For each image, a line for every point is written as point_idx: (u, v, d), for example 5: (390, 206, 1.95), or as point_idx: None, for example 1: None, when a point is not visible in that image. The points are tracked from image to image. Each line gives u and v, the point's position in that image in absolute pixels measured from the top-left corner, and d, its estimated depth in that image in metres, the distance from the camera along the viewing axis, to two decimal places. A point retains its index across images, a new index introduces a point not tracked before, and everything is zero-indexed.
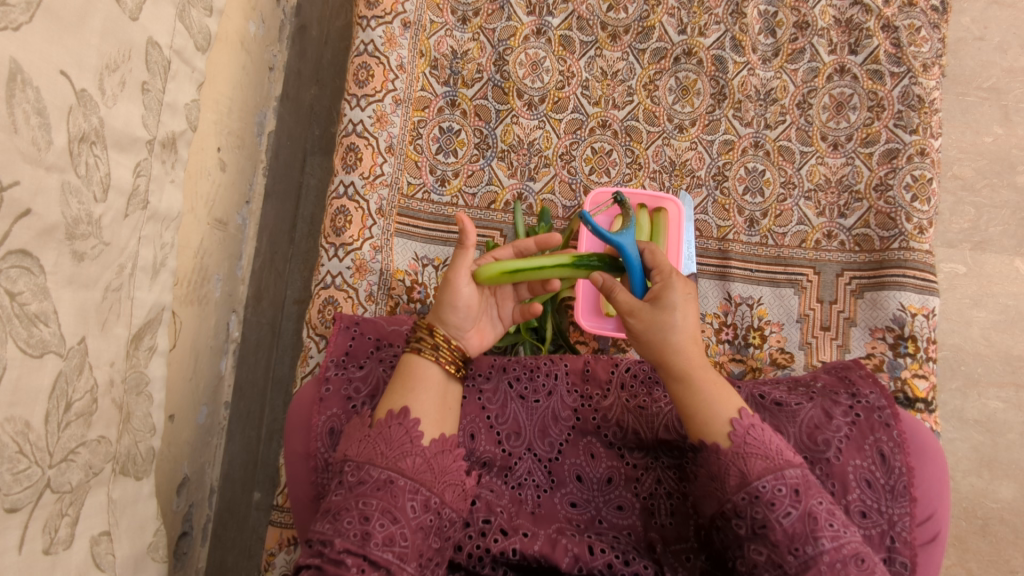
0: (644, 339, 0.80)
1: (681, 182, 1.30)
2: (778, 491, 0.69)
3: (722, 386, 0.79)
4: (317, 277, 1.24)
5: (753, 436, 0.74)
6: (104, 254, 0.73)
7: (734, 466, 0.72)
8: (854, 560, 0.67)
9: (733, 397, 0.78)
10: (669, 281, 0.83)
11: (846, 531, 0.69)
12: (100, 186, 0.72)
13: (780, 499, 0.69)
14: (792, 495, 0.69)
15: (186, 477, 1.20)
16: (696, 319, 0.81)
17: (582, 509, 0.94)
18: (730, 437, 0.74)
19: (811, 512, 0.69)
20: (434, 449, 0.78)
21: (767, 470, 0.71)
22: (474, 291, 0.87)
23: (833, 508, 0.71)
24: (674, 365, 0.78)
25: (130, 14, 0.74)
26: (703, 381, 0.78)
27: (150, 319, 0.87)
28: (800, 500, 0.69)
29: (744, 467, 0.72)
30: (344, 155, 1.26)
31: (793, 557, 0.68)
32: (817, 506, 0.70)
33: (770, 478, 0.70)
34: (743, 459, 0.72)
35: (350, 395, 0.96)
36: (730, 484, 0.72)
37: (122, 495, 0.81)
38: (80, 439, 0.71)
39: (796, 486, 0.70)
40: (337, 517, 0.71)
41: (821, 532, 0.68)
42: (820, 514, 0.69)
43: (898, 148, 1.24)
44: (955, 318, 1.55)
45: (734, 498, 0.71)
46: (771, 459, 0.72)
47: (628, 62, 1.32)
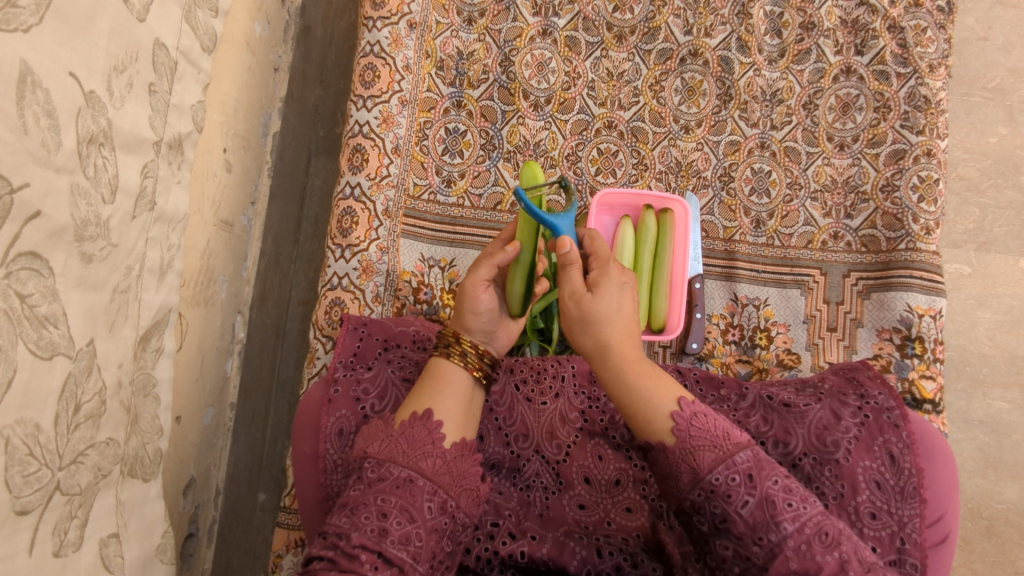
0: (578, 330, 0.75)
1: (687, 183, 1.30)
2: (732, 482, 0.67)
3: (659, 376, 0.75)
4: (323, 278, 1.24)
5: (697, 427, 0.71)
6: (112, 255, 0.73)
7: (684, 463, 0.69)
8: (819, 535, 0.65)
9: (671, 386, 0.74)
10: (604, 269, 0.78)
11: (806, 506, 0.66)
12: (108, 187, 0.72)
13: (735, 489, 0.67)
14: (746, 482, 0.67)
15: (192, 478, 1.20)
16: (628, 305, 0.75)
17: (591, 510, 0.93)
18: (674, 429, 0.71)
19: (768, 496, 0.66)
20: (454, 452, 0.79)
21: (718, 461, 0.68)
22: (492, 297, 0.90)
23: (790, 483, 0.68)
24: (608, 359, 0.74)
25: (138, 14, 0.74)
26: (639, 375, 0.73)
27: (157, 321, 0.87)
28: (756, 487, 0.67)
29: (694, 463, 0.69)
30: (351, 156, 1.26)
31: (759, 547, 0.65)
32: (773, 487, 0.67)
33: (722, 469, 0.68)
34: (691, 455, 0.69)
35: (359, 396, 0.95)
36: (685, 482, 0.69)
37: (130, 497, 0.81)
38: (89, 441, 0.71)
39: (748, 471, 0.67)
40: (355, 511, 0.71)
41: (781, 515, 0.65)
42: (777, 495, 0.66)
43: (904, 148, 1.24)
44: (960, 318, 1.54)
45: (692, 495, 0.69)
46: (720, 448, 0.69)
47: (634, 63, 1.31)
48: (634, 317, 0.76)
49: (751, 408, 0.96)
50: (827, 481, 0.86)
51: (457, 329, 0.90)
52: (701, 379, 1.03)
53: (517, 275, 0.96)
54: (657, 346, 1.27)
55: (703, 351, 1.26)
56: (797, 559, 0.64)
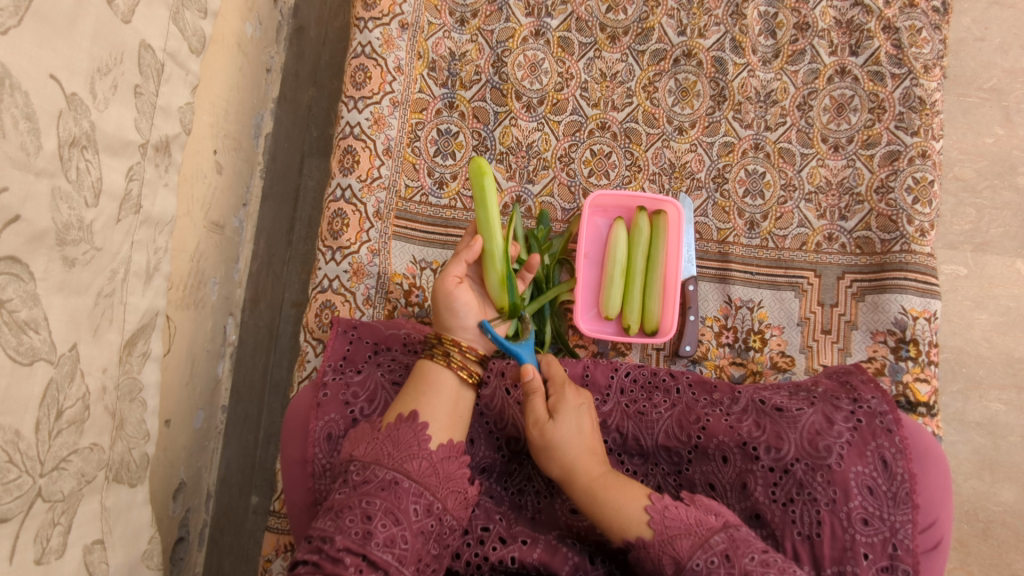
0: (545, 459, 0.83)
1: (681, 185, 1.29)
2: (711, 565, 0.67)
3: (627, 483, 0.80)
4: (314, 281, 1.23)
5: (670, 518, 0.73)
6: (96, 260, 0.72)
7: (665, 553, 0.71)
8: None
9: (639, 488, 0.79)
10: (562, 394, 0.87)
11: None
12: (91, 191, 0.71)
13: (715, 571, 0.67)
14: (724, 563, 0.67)
15: (183, 482, 1.20)
16: (586, 427, 0.85)
17: (582, 515, 0.90)
18: (650, 530, 0.73)
19: (745, 573, 0.66)
20: (441, 454, 0.78)
21: (696, 546, 0.69)
22: (465, 292, 0.92)
23: (768, 556, 0.68)
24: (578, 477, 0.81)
25: (123, 16, 0.74)
26: (607, 485, 0.79)
27: (144, 325, 0.86)
28: (733, 566, 0.67)
29: (673, 551, 0.70)
30: (342, 157, 1.25)
31: None
32: (750, 563, 0.67)
33: (700, 553, 0.68)
34: (669, 543, 0.71)
35: (348, 400, 0.95)
36: (668, 573, 0.70)
37: (115, 503, 0.81)
38: (72, 447, 0.70)
39: (724, 551, 0.68)
40: (339, 515, 0.70)
41: None
42: (754, 570, 0.66)
43: (899, 149, 1.23)
44: (956, 320, 1.53)
45: None
46: (695, 534, 0.70)
47: (627, 64, 1.31)
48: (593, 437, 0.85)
49: (743, 412, 0.95)
50: (819, 486, 0.85)
51: (440, 332, 0.92)
52: (693, 383, 1.03)
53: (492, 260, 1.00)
54: (650, 350, 1.27)
55: (696, 354, 1.25)
56: None
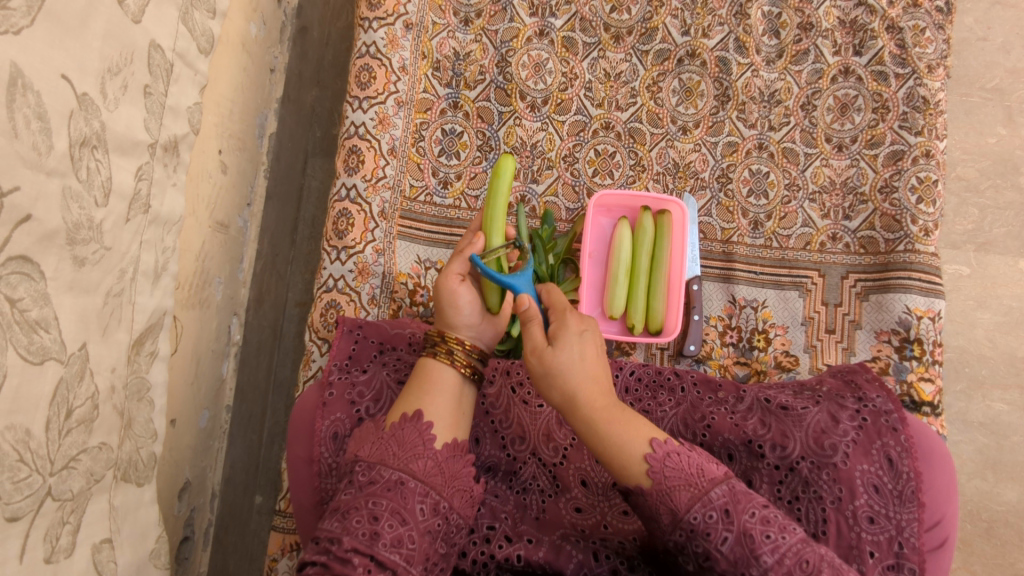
0: (545, 385, 0.76)
1: (685, 184, 1.29)
2: (709, 520, 0.66)
3: (630, 417, 0.75)
4: (318, 281, 1.23)
5: (671, 468, 0.70)
6: (105, 259, 0.72)
7: (663, 504, 0.69)
8: (799, 566, 0.63)
9: (643, 426, 0.73)
10: (565, 320, 0.78)
11: (784, 535, 0.65)
12: (101, 191, 0.71)
13: (714, 527, 0.66)
14: (723, 518, 0.66)
15: (188, 481, 1.20)
16: (590, 353, 0.75)
17: (588, 514, 0.93)
18: (651, 475, 0.70)
19: (746, 530, 0.65)
20: (446, 453, 0.78)
21: (695, 499, 0.68)
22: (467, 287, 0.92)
23: (768, 512, 0.67)
24: (582, 409, 0.73)
25: (133, 16, 0.74)
26: (611, 419, 0.73)
27: (151, 324, 0.86)
28: (733, 522, 0.66)
29: (672, 503, 0.68)
30: (347, 157, 1.26)
31: None
32: (750, 519, 0.66)
33: (698, 508, 0.67)
34: (668, 495, 0.69)
35: (354, 399, 0.95)
36: (665, 523, 0.69)
37: (123, 502, 0.81)
38: (81, 446, 0.71)
39: (724, 506, 0.67)
40: (346, 515, 0.70)
41: (761, 549, 0.64)
42: (755, 528, 0.65)
43: (903, 149, 1.24)
44: (959, 320, 1.54)
45: (674, 536, 0.69)
46: (695, 485, 0.69)
47: (631, 64, 1.31)
48: (599, 363, 0.76)
49: (748, 410, 0.95)
50: (825, 485, 0.85)
51: (443, 329, 0.91)
52: (698, 382, 1.03)
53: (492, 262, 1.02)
54: (654, 349, 1.26)
55: (701, 354, 1.25)
56: None
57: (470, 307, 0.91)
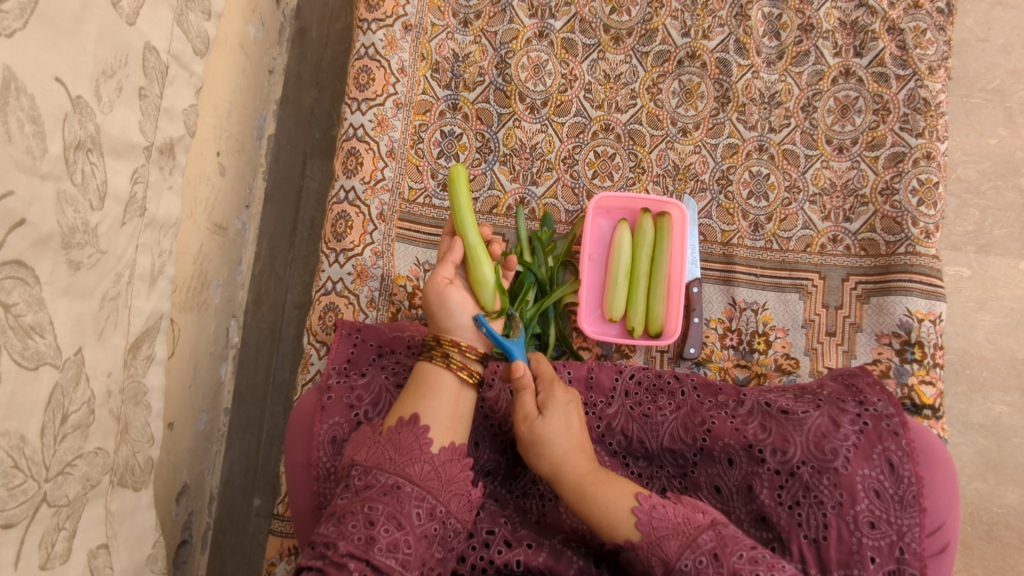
0: (534, 454, 0.82)
1: (685, 186, 1.29)
2: (699, 565, 0.68)
3: (616, 479, 0.80)
4: (317, 283, 1.22)
5: (658, 519, 0.74)
6: (101, 263, 0.72)
7: (653, 555, 0.71)
8: None
9: (627, 486, 0.79)
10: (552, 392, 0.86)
11: (774, 574, 0.66)
12: (97, 194, 0.71)
13: (703, 571, 0.68)
14: (712, 562, 0.68)
15: (185, 485, 1.19)
16: (575, 423, 0.83)
17: (588, 519, 0.88)
18: (641, 531, 0.73)
19: (734, 571, 0.67)
20: (443, 457, 0.78)
21: (684, 546, 0.70)
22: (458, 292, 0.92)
23: (756, 552, 0.69)
24: (568, 474, 0.80)
25: (128, 18, 0.74)
26: (597, 481, 0.79)
27: (148, 328, 0.86)
28: (721, 565, 0.68)
29: (662, 552, 0.71)
30: (346, 160, 1.24)
31: None
32: (739, 561, 0.68)
33: (688, 553, 0.69)
34: (658, 544, 0.71)
35: (353, 403, 0.94)
36: (658, 573, 0.71)
37: (120, 507, 0.80)
38: (77, 451, 0.70)
39: (712, 551, 0.69)
40: (342, 520, 0.70)
41: None
42: (744, 568, 0.67)
43: (904, 151, 1.23)
44: (960, 321, 1.53)
45: None
46: (682, 534, 0.71)
47: (631, 65, 1.30)
48: (583, 434, 0.84)
49: (749, 414, 0.94)
50: (826, 490, 0.85)
51: (438, 332, 0.91)
52: (697, 386, 1.02)
53: (479, 258, 0.97)
54: (654, 351, 1.25)
55: (701, 356, 1.24)
56: None
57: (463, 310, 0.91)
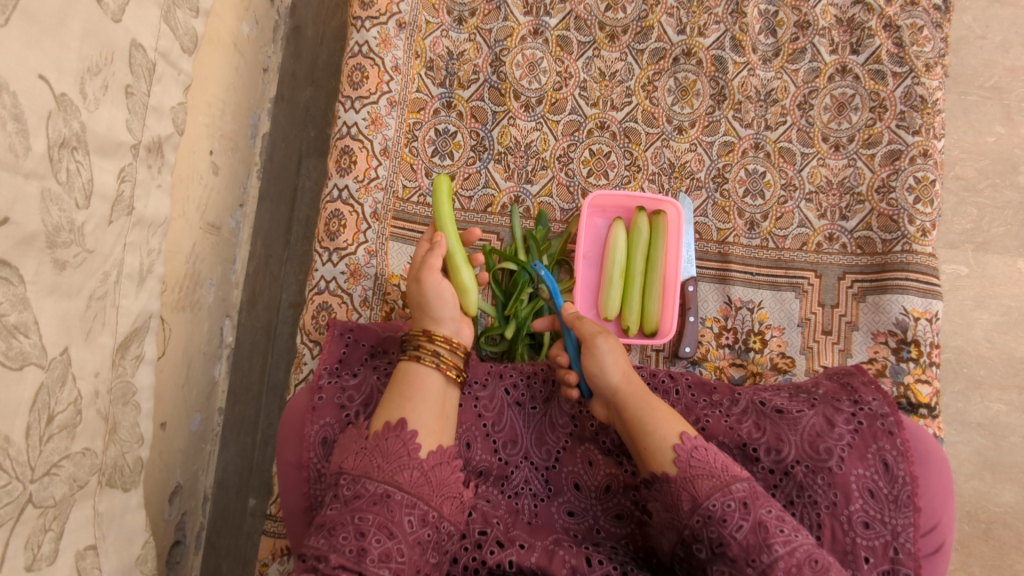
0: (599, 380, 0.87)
1: (680, 184, 1.28)
2: (727, 508, 0.69)
3: (672, 414, 0.82)
4: (310, 283, 1.21)
5: (697, 459, 0.74)
6: (87, 262, 0.72)
7: (684, 490, 0.72)
8: (809, 562, 0.66)
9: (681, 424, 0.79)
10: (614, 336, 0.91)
11: (797, 534, 0.68)
12: (83, 193, 0.71)
13: (730, 514, 0.69)
14: (741, 508, 0.69)
15: (178, 485, 1.18)
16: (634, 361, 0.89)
17: (580, 518, 0.95)
18: (677, 464, 0.74)
19: (761, 521, 0.68)
20: (432, 462, 0.78)
21: (716, 488, 0.71)
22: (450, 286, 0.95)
23: (784, 514, 0.70)
24: (627, 401, 0.84)
25: (112, 15, 0.74)
26: (648, 411, 0.81)
27: (137, 327, 0.85)
28: (750, 512, 0.69)
29: (693, 489, 0.72)
30: (339, 158, 1.23)
31: (751, 569, 0.66)
32: (766, 514, 0.69)
33: (718, 496, 0.70)
34: (691, 482, 0.73)
35: (344, 403, 0.94)
36: (684, 509, 0.72)
37: (109, 508, 0.79)
38: (64, 452, 0.70)
39: (743, 499, 0.70)
40: (333, 532, 0.70)
41: (773, 539, 0.67)
42: (770, 521, 0.68)
43: (900, 149, 1.22)
44: (958, 320, 1.53)
45: (690, 522, 0.71)
46: (718, 477, 0.72)
47: (626, 63, 1.29)
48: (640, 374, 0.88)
49: (744, 413, 0.93)
50: (820, 490, 0.84)
51: (427, 327, 0.92)
52: (692, 385, 1.01)
53: (458, 264, 1.05)
54: (649, 350, 1.24)
55: (697, 355, 1.23)
56: None
57: (448, 302, 0.92)
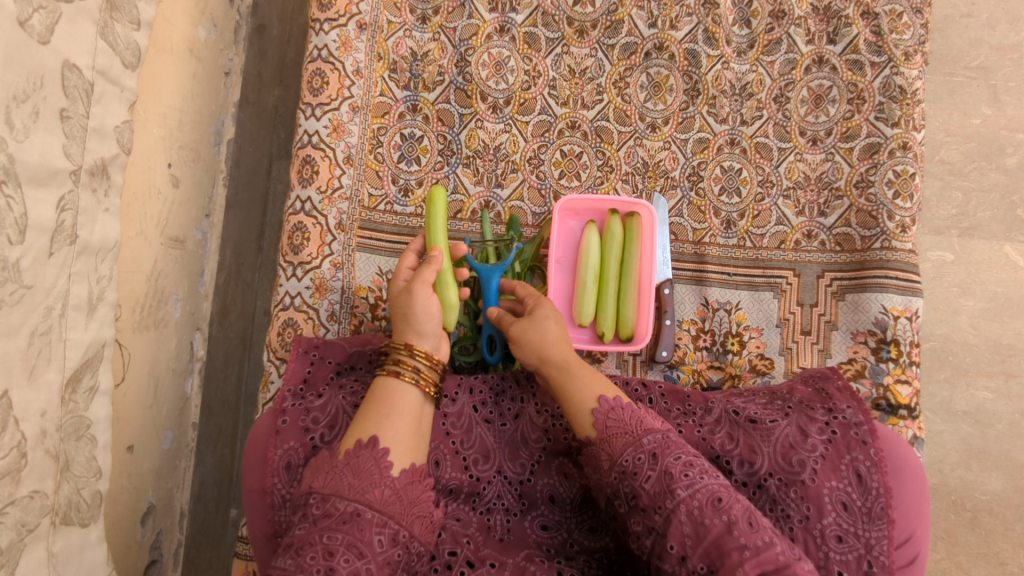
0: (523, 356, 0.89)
1: (655, 184, 1.25)
2: (637, 461, 0.71)
3: (593, 375, 0.83)
4: (275, 298, 1.19)
5: (613, 419, 0.76)
6: (25, 299, 0.70)
7: (602, 450, 0.75)
8: (710, 501, 0.66)
9: (600, 385, 0.81)
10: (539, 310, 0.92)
11: (702, 476, 0.69)
12: (15, 228, 0.68)
13: (640, 467, 0.71)
14: (650, 459, 0.71)
15: (151, 505, 1.17)
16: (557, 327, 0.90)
17: (553, 532, 0.93)
18: (596, 425, 0.77)
19: (667, 470, 0.69)
20: (404, 480, 0.75)
21: (628, 444, 0.73)
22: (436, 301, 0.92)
23: (694, 459, 0.71)
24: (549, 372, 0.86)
25: (39, 38, 0.70)
26: (567, 378, 0.83)
27: (89, 358, 0.82)
28: (657, 462, 0.70)
29: (609, 448, 0.74)
30: (300, 168, 1.20)
31: (658, 516, 0.68)
32: (674, 462, 0.70)
33: (631, 451, 0.72)
34: (607, 442, 0.75)
35: (308, 426, 0.92)
36: (604, 467, 0.75)
37: (64, 547, 0.78)
38: (7, 499, 0.68)
39: (652, 450, 0.71)
40: (299, 552, 0.67)
41: (676, 484, 0.68)
42: (676, 467, 0.69)
43: (879, 142, 1.19)
44: (943, 308, 1.51)
45: (610, 479, 0.74)
46: (631, 433, 0.74)
47: (596, 59, 1.26)
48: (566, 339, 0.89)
49: (717, 423, 0.91)
50: (792, 503, 0.83)
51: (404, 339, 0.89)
52: (666, 392, 0.98)
53: (447, 282, 1.04)
54: (626, 355, 1.22)
55: (674, 359, 1.21)
56: (688, 524, 0.66)
57: (436, 317, 0.90)
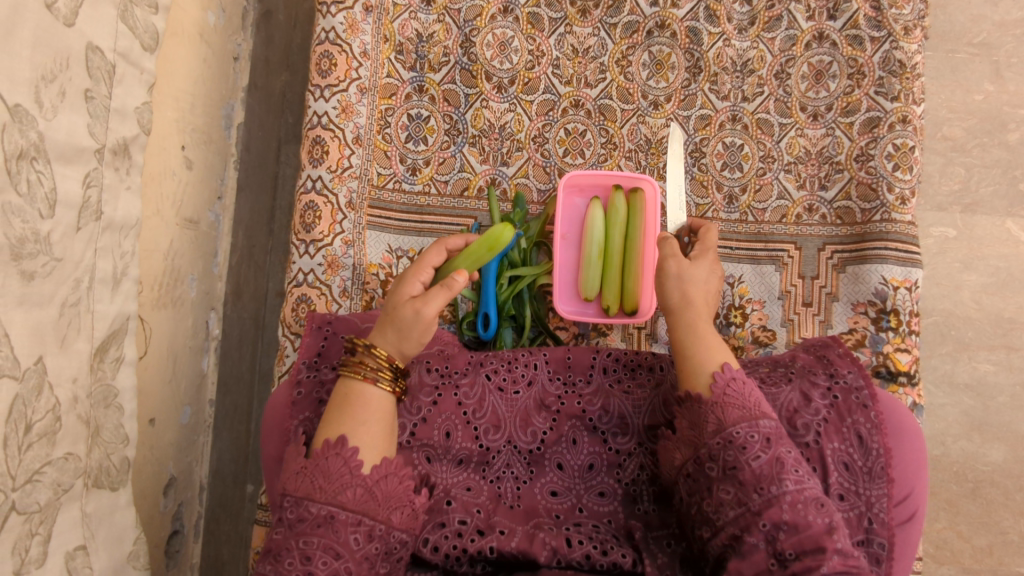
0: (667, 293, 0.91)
1: (658, 161, 1.27)
2: (750, 437, 0.75)
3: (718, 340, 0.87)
4: (289, 276, 1.22)
5: (732, 390, 0.80)
6: (57, 270, 0.73)
7: (713, 413, 0.78)
8: (815, 502, 0.72)
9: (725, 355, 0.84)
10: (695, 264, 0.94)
11: (808, 477, 0.74)
12: (46, 203, 0.71)
13: (752, 443, 0.75)
14: (763, 442, 0.75)
15: (173, 477, 1.21)
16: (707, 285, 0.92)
17: (563, 497, 0.96)
18: (712, 391, 0.80)
19: (778, 457, 0.74)
20: (376, 476, 0.76)
21: (744, 418, 0.77)
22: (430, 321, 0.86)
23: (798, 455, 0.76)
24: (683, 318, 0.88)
25: (65, 20, 0.73)
26: (695, 335, 0.86)
27: (115, 330, 0.86)
28: (770, 447, 0.74)
29: (721, 415, 0.78)
30: (311, 148, 1.24)
31: (757, 494, 0.73)
32: (786, 453, 0.75)
33: (745, 426, 0.76)
34: (721, 407, 0.78)
35: (323, 397, 0.96)
36: (708, 430, 0.78)
37: (96, 509, 0.81)
38: (45, 458, 0.72)
39: (768, 435, 0.75)
40: (278, 558, 0.71)
41: (786, 474, 0.73)
42: (788, 460, 0.74)
43: (879, 116, 1.21)
44: (946, 283, 1.52)
45: (710, 442, 0.77)
46: (747, 409, 0.78)
47: (599, 38, 1.28)
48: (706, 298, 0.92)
49: None
50: None
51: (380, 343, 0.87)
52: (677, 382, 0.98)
53: None
54: (632, 330, 1.25)
55: None
56: (790, 512, 0.71)
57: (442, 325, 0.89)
